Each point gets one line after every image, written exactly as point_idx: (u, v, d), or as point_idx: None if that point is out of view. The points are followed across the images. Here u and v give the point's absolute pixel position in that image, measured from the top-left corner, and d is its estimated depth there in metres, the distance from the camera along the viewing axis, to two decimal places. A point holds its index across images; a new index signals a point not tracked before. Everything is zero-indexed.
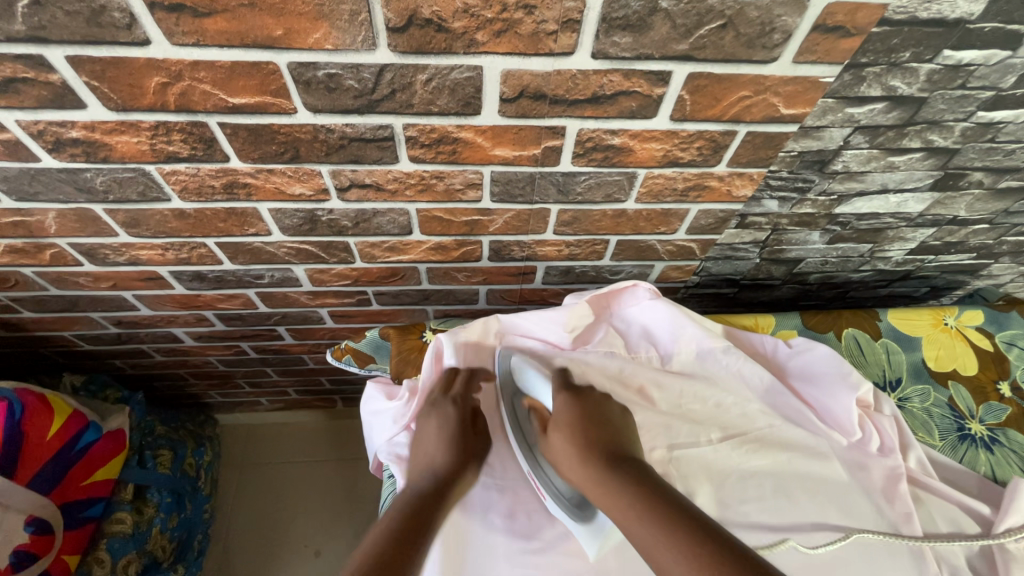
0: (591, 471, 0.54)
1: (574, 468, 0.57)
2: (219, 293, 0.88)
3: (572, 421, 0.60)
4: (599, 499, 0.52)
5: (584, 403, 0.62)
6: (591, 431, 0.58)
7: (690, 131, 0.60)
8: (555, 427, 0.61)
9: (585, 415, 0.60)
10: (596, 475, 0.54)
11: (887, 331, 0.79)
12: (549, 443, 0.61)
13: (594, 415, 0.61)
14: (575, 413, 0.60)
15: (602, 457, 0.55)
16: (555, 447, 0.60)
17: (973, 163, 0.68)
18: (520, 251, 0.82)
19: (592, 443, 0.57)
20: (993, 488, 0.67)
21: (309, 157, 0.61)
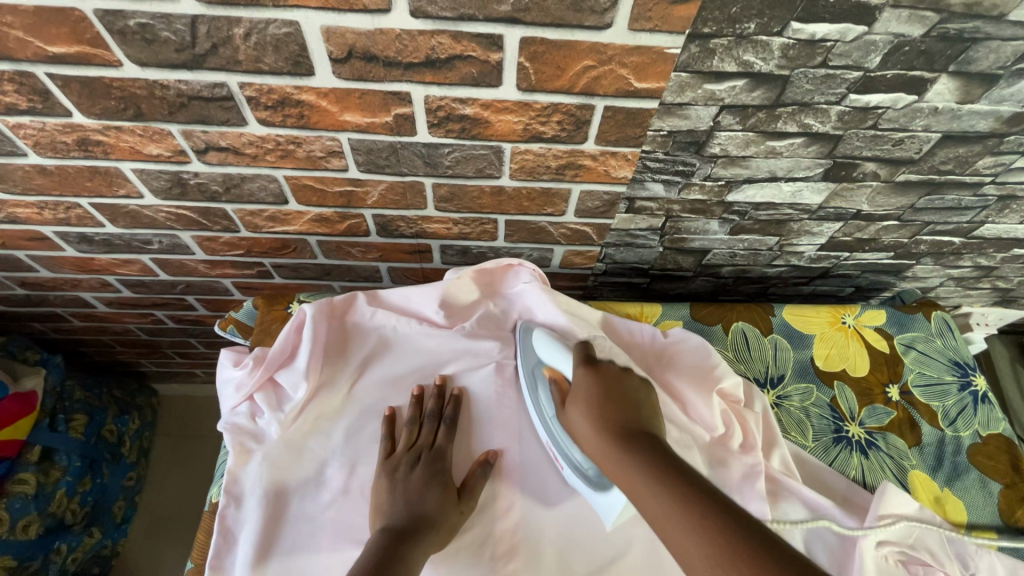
0: (607, 445, 0.53)
1: (591, 442, 0.55)
2: (113, 257, 0.87)
3: (588, 395, 0.58)
4: (619, 476, 0.50)
5: (603, 374, 0.59)
6: (611, 406, 0.56)
7: (543, 102, 0.58)
8: (573, 402, 0.58)
9: (605, 392, 0.57)
10: (613, 450, 0.52)
11: (779, 327, 0.76)
12: (565, 415, 0.59)
13: (614, 390, 0.57)
14: (597, 388, 0.58)
15: (620, 432, 0.53)
16: (574, 424, 0.58)
17: (860, 151, 0.65)
18: (408, 227, 0.80)
19: (614, 420, 0.55)
20: (860, 496, 0.64)
21: (153, 115, 0.59)
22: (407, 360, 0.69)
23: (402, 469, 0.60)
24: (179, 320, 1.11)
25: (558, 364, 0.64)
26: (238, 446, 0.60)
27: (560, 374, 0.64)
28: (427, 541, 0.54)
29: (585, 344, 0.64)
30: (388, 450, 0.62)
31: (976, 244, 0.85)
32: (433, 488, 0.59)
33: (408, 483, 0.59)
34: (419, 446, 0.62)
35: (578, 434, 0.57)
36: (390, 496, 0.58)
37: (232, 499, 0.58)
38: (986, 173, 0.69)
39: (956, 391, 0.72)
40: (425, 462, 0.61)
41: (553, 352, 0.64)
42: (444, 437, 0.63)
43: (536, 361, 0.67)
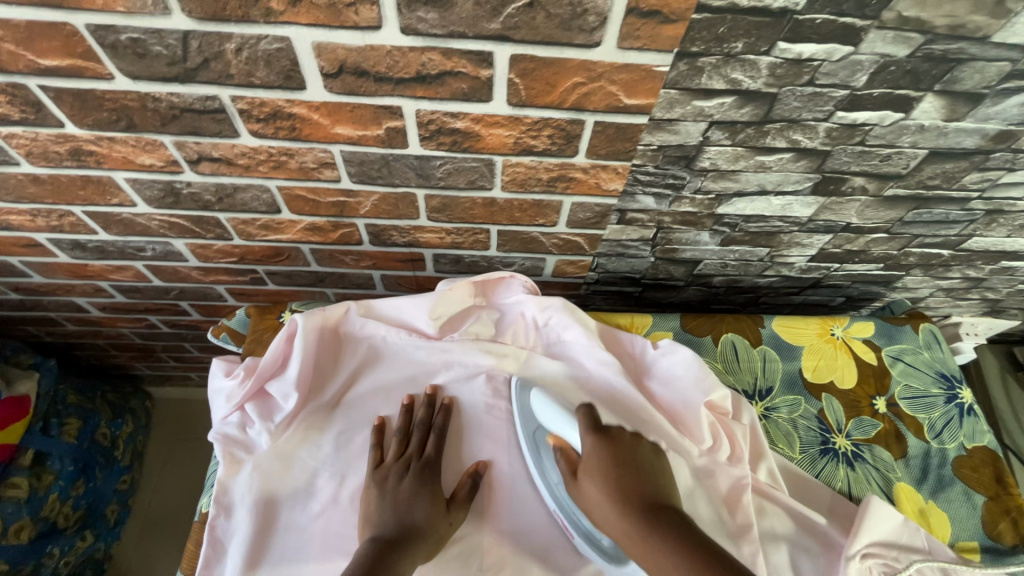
0: (627, 522, 0.52)
1: (608, 516, 0.55)
2: (106, 264, 0.87)
3: (601, 469, 0.57)
4: (644, 555, 0.50)
5: (616, 443, 0.59)
6: (629, 480, 0.55)
7: (534, 117, 0.58)
8: (584, 473, 0.58)
9: (618, 462, 0.57)
10: (636, 529, 0.51)
11: (768, 339, 0.76)
12: (577, 487, 0.58)
13: (626, 460, 0.57)
14: (609, 458, 0.57)
15: (640, 506, 0.53)
16: (588, 495, 0.57)
17: (849, 166, 0.66)
18: (401, 237, 0.80)
19: (631, 491, 0.54)
20: (844, 506, 0.65)
21: (145, 126, 0.60)
22: (399, 370, 0.69)
23: (392, 478, 0.60)
24: (173, 324, 1.11)
25: (563, 432, 0.62)
26: (228, 456, 0.60)
27: (565, 441, 0.61)
28: (415, 552, 0.55)
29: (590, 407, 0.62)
30: (377, 461, 0.62)
31: (965, 256, 0.86)
32: (422, 498, 0.59)
33: (397, 492, 0.59)
34: (409, 455, 0.63)
35: (592, 507, 0.57)
36: (379, 507, 0.58)
37: (221, 509, 0.58)
38: (973, 189, 0.70)
39: (942, 403, 0.73)
40: (415, 472, 0.61)
41: (558, 418, 0.62)
42: (434, 447, 0.64)
43: (536, 425, 0.65)
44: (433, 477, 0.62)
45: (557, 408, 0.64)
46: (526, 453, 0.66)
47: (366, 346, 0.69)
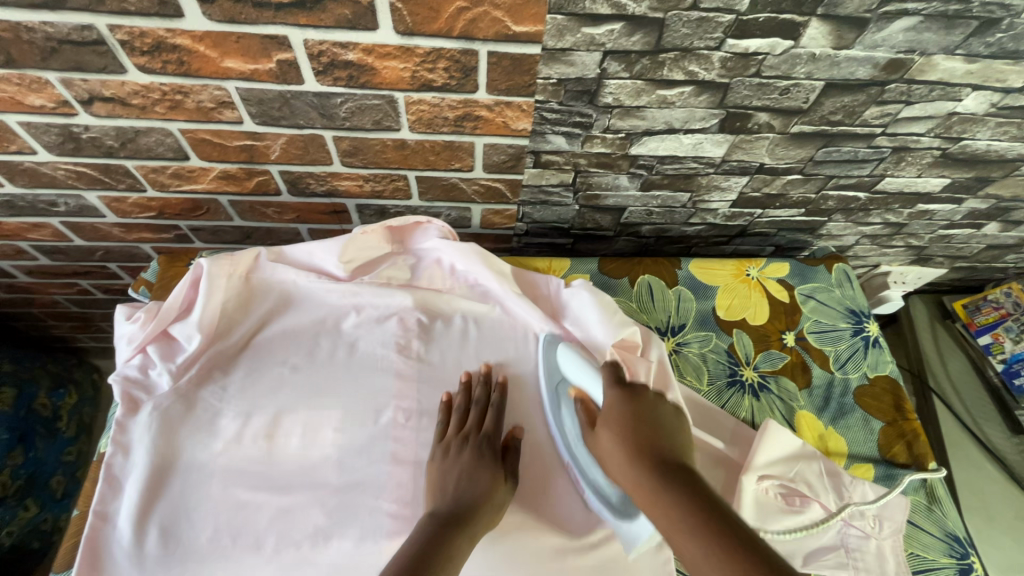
0: (639, 472, 0.51)
1: (621, 468, 0.54)
2: (21, 221, 0.85)
3: (621, 422, 0.56)
4: (651, 508, 0.49)
5: (638, 401, 0.58)
6: (646, 433, 0.54)
7: (425, 48, 0.58)
8: (602, 424, 0.57)
9: (636, 418, 0.56)
10: (648, 480, 0.50)
11: (684, 279, 0.78)
12: (594, 437, 0.58)
13: (645, 416, 0.56)
14: (629, 409, 0.56)
15: (656, 458, 0.52)
16: (604, 447, 0.56)
17: (750, 100, 0.66)
18: (318, 185, 0.79)
19: (646, 443, 0.53)
20: (746, 433, 0.67)
21: (26, 62, 0.58)
22: (311, 313, 0.69)
23: (451, 453, 0.61)
24: (107, 289, 1.10)
25: (586, 384, 0.63)
26: (127, 397, 0.60)
27: (586, 394, 0.62)
28: (479, 521, 0.55)
29: (615, 363, 0.62)
30: (440, 433, 0.63)
31: (882, 199, 0.88)
32: (481, 471, 0.59)
33: (457, 465, 0.60)
34: (467, 428, 0.63)
35: (609, 459, 0.56)
36: (440, 479, 0.59)
37: (119, 448, 0.58)
38: (875, 124, 0.71)
39: (849, 336, 0.75)
40: (472, 445, 0.61)
41: (581, 371, 0.63)
42: (492, 420, 0.64)
43: (561, 376, 0.66)
44: (491, 451, 0.62)
45: (579, 362, 0.64)
46: (433, 390, 0.67)
47: (274, 291, 0.68)
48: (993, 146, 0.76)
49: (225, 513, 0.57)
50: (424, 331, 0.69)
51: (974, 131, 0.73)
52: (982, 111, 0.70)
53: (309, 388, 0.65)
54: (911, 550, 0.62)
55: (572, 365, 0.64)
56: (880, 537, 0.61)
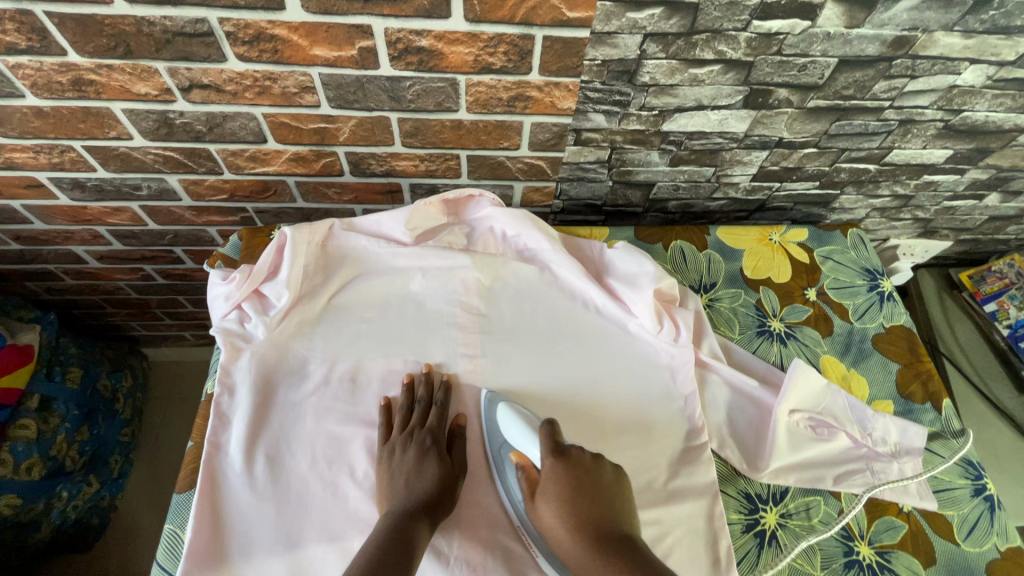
0: (583, 551, 0.53)
1: (564, 544, 0.55)
2: (105, 206, 0.94)
3: (558, 498, 0.56)
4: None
5: (574, 469, 0.58)
6: (583, 505, 0.55)
7: (489, 33, 0.66)
8: (543, 498, 0.58)
9: (575, 490, 0.57)
10: (591, 558, 0.53)
11: (713, 244, 0.86)
12: (534, 508, 0.59)
13: (585, 487, 0.57)
14: (567, 483, 0.57)
15: (597, 540, 0.53)
16: (546, 522, 0.57)
17: (772, 77, 0.74)
18: (378, 165, 0.87)
19: (587, 520, 0.55)
20: (778, 374, 0.74)
21: (141, 53, 0.67)
22: (381, 274, 0.76)
23: (397, 452, 0.63)
24: (168, 274, 1.18)
25: (526, 449, 0.62)
26: (230, 345, 0.68)
27: (527, 460, 0.61)
28: (434, 513, 0.59)
29: (552, 424, 0.63)
30: (385, 435, 0.65)
31: (890, 170, 0.95)
32: (427, 465, 0.62)
33: (404, 462, 0.62)
34: (411, 425, 0.65)
35: (548, 530, 0.57)
36: (390, 478, 0.61)
37: (225, 389, 0.65)
38: (884, 97, 0.79)
39: (865, 291, 0.82)
40: (418, 441, 0.63)
41: (516, 431, 0.63)
42: (435, 419, 0.66)
43: (502, 440, 0.66)
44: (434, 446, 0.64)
45: (519, 425, 0.64)
46: (495, 341, 0.74)
47: (348, 256, 0.76)
48: (991, 117, 0.84)
49: (322, 445, 0.64)
50: (482, 291, 0.77)
51: (972, 103, 0.81)
52: (979, 84, 0.78)
53: (385, 340, 0.73)
54: (930, 473, 0.69)
55: (511, 431, 0.64)
56: (901, 462, 0.68)
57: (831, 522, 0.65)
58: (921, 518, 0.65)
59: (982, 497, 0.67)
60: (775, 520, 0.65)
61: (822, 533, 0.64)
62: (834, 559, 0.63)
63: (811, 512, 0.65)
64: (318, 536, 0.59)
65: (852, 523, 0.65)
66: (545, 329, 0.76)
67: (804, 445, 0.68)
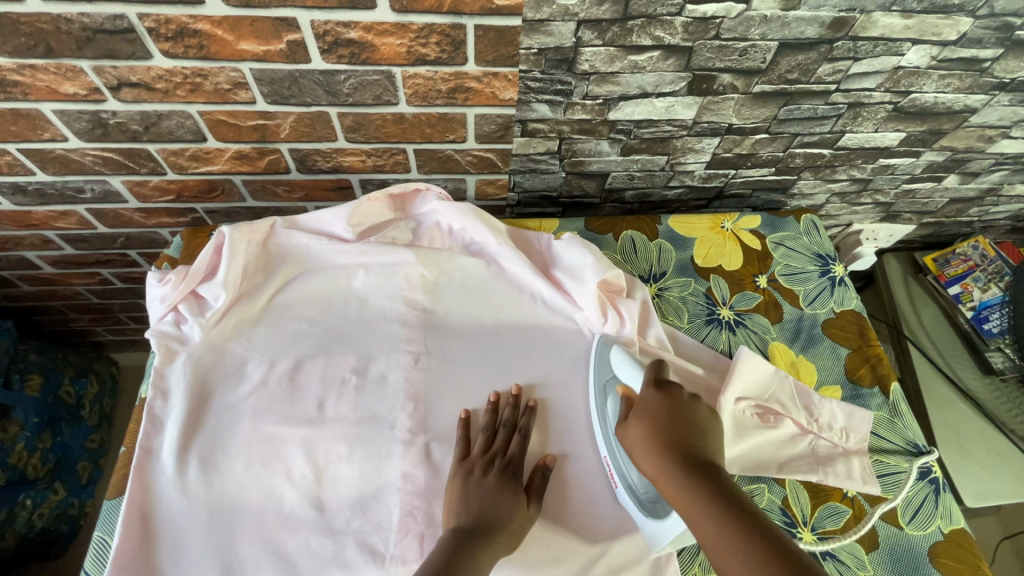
0: (665, 467, 0.55)
1: (648, 458, 0.57)
2: (50, 210, 0.92)
3: (654, 414, 0.59)
4: (675, 498, 0.54)
5: (673, 397, 0.59)
6: (677, 427, 0.57)
7: (419, 24, 0.65)
8: (635, 418, 0.60)
9: (671, 412, 0.58)
10: (680, 479, 0.53)
11: (664, 233, 0.85)
12: (626, 429, 0.60)
13: (682, 412, 0.58)
14: (664, 406, 0.58)
15: (688, 459, 0.54)
16: (634, 439, 0.59)
17: (713, 62, 0.73)
18: (324, 161, 0.86)
19: (677, 440, 0.56)
20: (724, 362, 0.73)
21: (63, 51, 0.65)
22: (322, 272, 0.75)
23: (474, 475, 0.63)
24: (126, 278, 1.16)
25: (632, 382, 0.65)
26: (164, 348, 0.66)
27: (632, 394, 0.64)
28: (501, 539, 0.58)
29: (659, 363, 0.63)
30: (463, 453, 0.65)
31: (845, 155, 0.95)
32: (506, 492, 0.62)
33: (482, 486, 0.62)
34: (492, 452, 0.65)
35: (636, 450, 0.59)
36: (463, 498, 0.61)
37: (158, 392, 0.64)
38: (829, 81, 0.78)
39: (816, 277, 0.82)
40: (498, 468, 0.64)
41: (629, 372, 0.65)
42: (517, 446, 0.66)
43: (608, 376, 0.68)
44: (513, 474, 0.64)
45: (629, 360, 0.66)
46: (439, 337, 0.73)
47: (288, 255, 0.75)
48: (940, 98, 0.84)
49: (257, 448, 0.63)
50: (427, 285, 0.76)
51: (920, 84, 0.80)
52: (924, 65, 0.77)
53: (326, 338, 0.71)
54: (874, 457, 0.69)
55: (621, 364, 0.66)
56: (846, 447, 0.68)
57: (775, 509, 0.65)
58: (864, 503, 0.66)
59: (925, 479, 0.68)
60: None
61: None
62: None
63: (755, 499, 0.65)
64: (251, 540, 0.58)
65: (796, 510, 0.65)
66: (489, 324, 0.75)
67: (749, 430, 0.67)
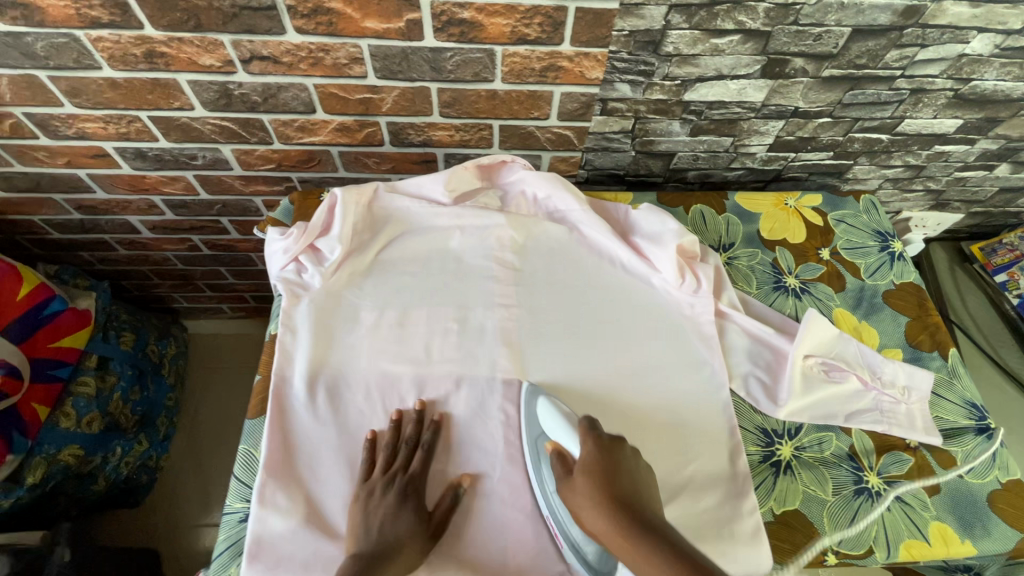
0: (614, 521, 0.53)
1: (595, 517, 0.55)
2: (162, 175, 1.01)
3: (598, 471, 0.57)
4: (626, 551, 0.51)
5: (614, 456, 0.59)
6: (616, 481, 0.56)
7: (526, 5, 0.72)
8: (579, 472, 0.58)
9: (611, 471, 0.57)
10: (626, 531, 0.52)
11: (731, 208, 0.91)
12: (570, 484, 0.59)
13: (617, 468, 0.58)
14: (600, 460, 0.58)
15: (629, 513, 0.53)
16: (577, 496, 0.57)
17: (788, 47, 0.79)
18: (416, 135, 0.94)
19: (620, 496, 0.55)
20: (792, 324, 0.79)
21: (210, 26, 0.73)
22: (423, 231, 0.82)
23: (376, 493, 0.63)
24: (213, 245, 1.25)
25: (559, 437, 0.64)
26: (290, 292, 0.75)
27: (563, 446, 0.63)
28: (399, 564, 0.58)
29: (592, 420, 0.64)
30: (366, 474, 0.64)
31: (902, 140, 1.00)
32: (404, 514, 0.61)
33: (382, 505, 0.62)
34: (392, 470, 0.64)
35: (579, 507, 0.57)
36: (365, 523, 0.61)
37: (287, 328, 0.72)
38: (896, 67, 0.83)
39: (877, 251, 0.87)
40: (398, 488, 0.63)
41: (557, 424, 0.65)
42: (419, 464, 0.65)
43: (539, 431, 0.67)
44: (413, 492, 0.64)
45: (557, 417, 0.66)
46: (531, 292, 0.80)
47: (393, 216, 0.82)
48: (999, 86, 0.88)
49: (374, 382, 0.71)
50: (517, 247, 0.83)
51: (981, 72, 0.85)
52: (988, 53, 0.82)
53: (429, 290, 0.79)
54: (935, 413, 0.74)
55: (551, 421, 0.65)
56: (908, 403, 0.73)
57: (842, 454, 0.71)
58: (926, 453, 0.71)
59: (985, 435, 0.73)
60: (790, 452, 0.71)
61: (834, 463, 0.70)
62: (845, 487, 0.68)
63: (824, 446, 0.71)
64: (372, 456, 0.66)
65: (862, 456, 0.71)
66: (574, 283, 0.81)
67: (816, 386, 0.73)
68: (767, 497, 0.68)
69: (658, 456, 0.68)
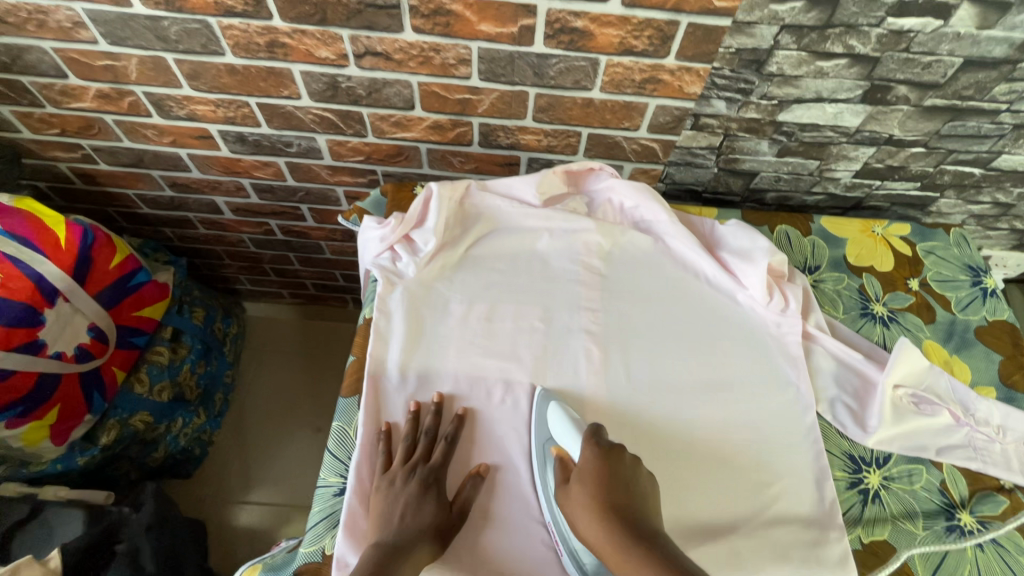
0: (608, 534, 0.54)
1: (591, 527, 0.55)
2: (256, 159, 1.06)
3: (596, 479, 0.58)
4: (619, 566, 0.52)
5: (614, 461, 0.59)
6: (616, 487, 0.56)
7: (640, 18, 0.74)
8: (578, 479, 0.59)
9: (610, 476, 0.57)
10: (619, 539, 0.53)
11: (817, 231, 0.90)
12: (567, 491, 0.59)
13: (618, 475, 0.58)
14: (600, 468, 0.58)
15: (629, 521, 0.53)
16: (575, 501, 0.58)
17: (895, 74, 0.79)
18: (505, 137, 0.96)
19: (617, 504, 0.55)
20: (880, 353, 0.77)
21: (333, 20, 0.77)
22: (511, 230, 0.84)
23: (397, 482, 0.63)
24: (288, 231, 1.30)
25: (565, 442, 0.64)
26: (386, 279, 0.77)
27: (566, 452, 0.63)
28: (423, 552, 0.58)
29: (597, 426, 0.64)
30: (386, 463, 0.65)
31: (995, 176, 0.98)
32: (427, 502, 0.62)
33: (401, 496, 0.62)
34: (415, 458, 0.65)
35: (576, 512, 0.58)
36: (387, 509, 0.61)
37: (381, 313, 0.75)
38: (1002, 100, 0.83)
39: (968, 286, 0.85)
40: (420, 475, 0.63)
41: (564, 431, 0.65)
42: (441, 455, 0.66)
43: (547, 436, 0.67)
44: (435, 483, 0.64)
45: (565, 420, 0.66)
46: (617, 298, 0.81)
47: (484, 214, 0.84)
48: None
49: (460, 375, 0.72)
50: (602, 252, 0.84)
51: None
52: None
53: (516, 288, 0.80)
54: None
55: (557, 424, 0.66)
56: (1001, 443, 0.72)
57: (931, 489, 0.70)
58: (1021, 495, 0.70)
59: None
60: (879, 482, 0.70)
61: (924, 498, 0.69)
62: (935, 523, 0.68)
63: (914, 479, 0.70)
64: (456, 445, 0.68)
65: (954, 494, 0.70)
66: (657, 292, 0.82)
67: (908, 414, 0.72)
68: (856, 525, 0.68)
69: (736, 477, 0.68)
